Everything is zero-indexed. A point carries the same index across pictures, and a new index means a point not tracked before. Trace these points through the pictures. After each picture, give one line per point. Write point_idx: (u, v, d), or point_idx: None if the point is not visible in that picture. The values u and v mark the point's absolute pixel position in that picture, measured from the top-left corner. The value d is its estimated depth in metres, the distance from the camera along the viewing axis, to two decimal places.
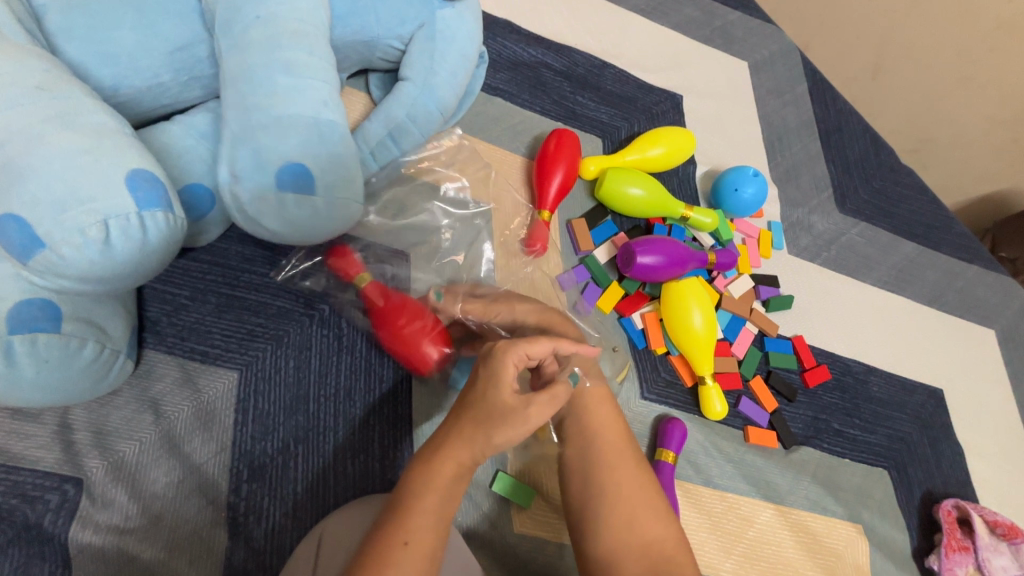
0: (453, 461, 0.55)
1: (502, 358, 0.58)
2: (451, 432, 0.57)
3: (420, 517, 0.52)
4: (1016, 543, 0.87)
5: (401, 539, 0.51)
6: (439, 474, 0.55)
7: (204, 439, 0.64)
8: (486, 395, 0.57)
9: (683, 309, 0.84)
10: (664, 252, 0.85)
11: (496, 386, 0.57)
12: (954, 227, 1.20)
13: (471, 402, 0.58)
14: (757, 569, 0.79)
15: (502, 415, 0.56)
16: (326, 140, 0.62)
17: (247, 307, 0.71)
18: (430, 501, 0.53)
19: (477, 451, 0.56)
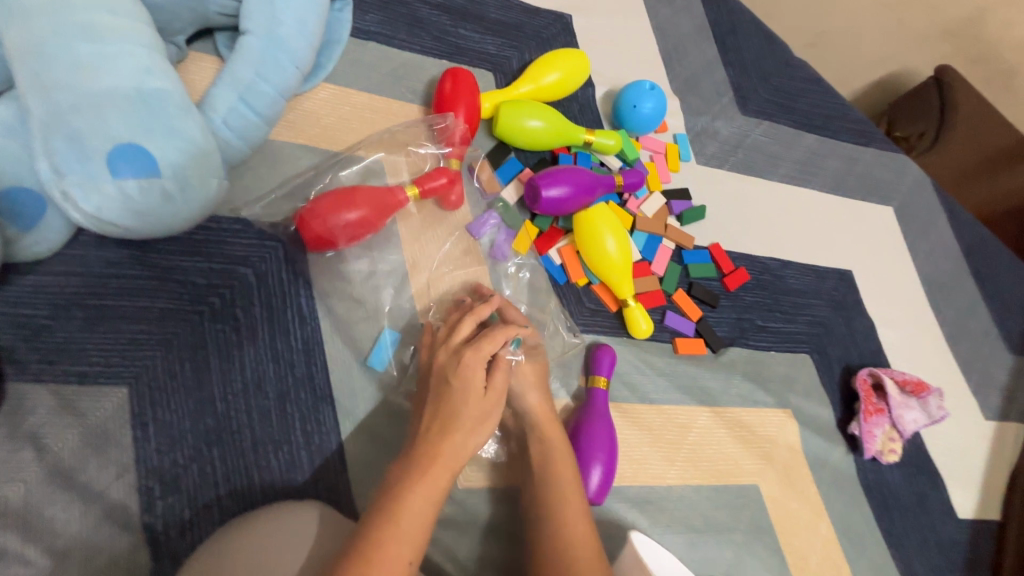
0: (439, 466, 0.58)
1: (465, 357, 0.64)
2: (436, 435, 0.60)
3: (416, 521, 0.54)
4: (923, 397, 0.95)
5: (404, 554, 0.52)
6: (433, 480, 0.57)
7: (101, 464, 0.59)
8: (461, 398, 0.62)
9: (598, 236, 0.83)
10: (570, 181, 0.82)
11: (468, 387, 0.63)
12: (849, 113, 1.24)
13: (447, 408, 0.62)
14: (700, 470, 0.83)
15: (480, 417, 0.63)
16: (159, 111, 0.53)
17: (122, 316, 0.64)
18: (423, 511, 0.55)
19: (460, 454, 0.60)
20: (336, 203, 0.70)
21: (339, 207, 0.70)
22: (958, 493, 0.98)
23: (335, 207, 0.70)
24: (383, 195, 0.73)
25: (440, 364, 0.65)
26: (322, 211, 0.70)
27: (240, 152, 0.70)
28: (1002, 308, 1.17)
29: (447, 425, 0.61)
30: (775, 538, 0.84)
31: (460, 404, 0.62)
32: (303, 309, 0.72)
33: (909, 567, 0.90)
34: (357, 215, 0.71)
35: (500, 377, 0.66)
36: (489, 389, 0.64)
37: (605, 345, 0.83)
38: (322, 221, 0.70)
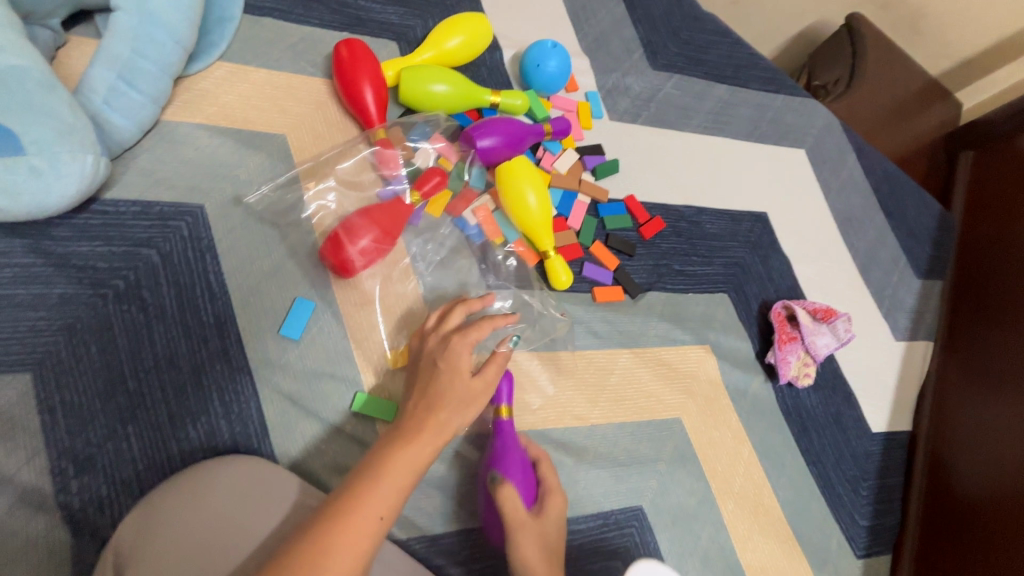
0: (423, 440, 0.59)
1: (455, 344, 0.66)
2: (423, 409, 0.61)
3: (393, 488, 0.54)
4: (832, 321, 1.02)
5: (377, 515, 0.52)
6: (417, 450, 0.58)
7: (8, 449, 0.59)
8: (448, 379, 0.64)
9: (520, 189, 0.85)
10: (500, 132, 0.86)
11: (455, 372, 0.64)
12: (758, 62, 1.28)
13: (434, 387, 0.63)
14: (623, 408, 0.88)
15: (468, 398, 0.64)
16: (15, 88, 0.53)
17: (19, 304, 0.64)
18: (402, 479, 0.56)
19: (446, 429, 0.61)
20: (350, 232, 0.76)
21: (356, 233, 0.76)
22: (870, 409, 1.05)
23: (350, 235, 0.75)
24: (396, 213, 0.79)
25: (430, 349, 0.67)
26: (341, 239, 0.75)
27: (133, 135, 0.69)
28: (909, 237, 1.25)
29: (433, 404, 0.62)
30: (698, 464, 0.89)
31: (447, 384, 0.63)
32: (213, 285, 0.72)
33: (826, 480, 0.96)
34: (371, 238, 0.76)
35: (490, 370, 0.67)
36: (479, 377, 0.66)
37: None
38: (341, 247, 0.75)
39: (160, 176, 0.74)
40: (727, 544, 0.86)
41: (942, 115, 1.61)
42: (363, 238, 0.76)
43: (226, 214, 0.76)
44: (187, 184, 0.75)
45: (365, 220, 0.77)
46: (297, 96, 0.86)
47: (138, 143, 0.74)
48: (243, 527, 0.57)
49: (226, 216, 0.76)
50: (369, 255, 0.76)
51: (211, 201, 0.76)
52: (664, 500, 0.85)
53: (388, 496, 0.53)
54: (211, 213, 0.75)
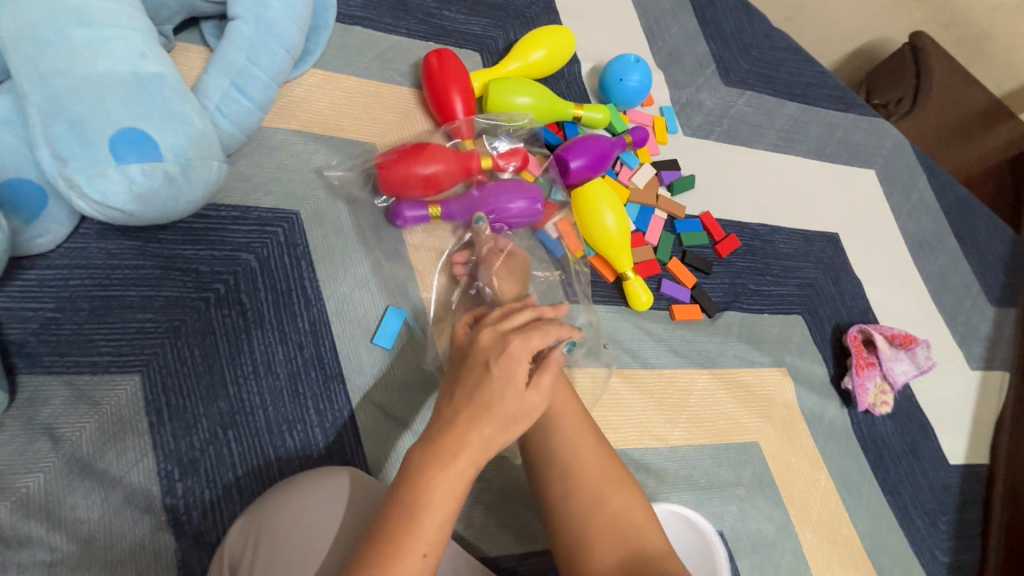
0: (464, 460, 0.52)
1: (510, 347, 0.55)
2: (460, 426, 0.52)
3: (436, 522, 0.49)
4: (911, 348, 0.99)
5: (420, 552, 0.48)
6: (454, 473, 0.51)
7: (118, 451, 0.60)
8: (500, 389, 0.53)
9: (601, 210, 0.84)
10: (587, 150, 0.85)
11: (508, 379, 0.54)
12: (828, 80, 1.26)
13: (481, 398, 0.53)
14: (703, 429, 0.86)
15: (515, 412, 0.54)
16: (155, 93, 0.54)
17: (128, 305, 0.64)
18: (443, 508, 0.50)
19: (489, 445, 0.53)
20: (414, 157, 0.75)
21: (419, 162, 0.75)
22: (947, 440, 1.02)
23: (413, 161, 0.74)
24: (461, 162, 0.77)
25: (480, 346, 0.56)
26: (402, 162, 0.75)
27: (235, 139, 0.70)
28: (982, 262, 1.22)
29: (477, 416, 0.53)
30: (777, 491, 0.87)
31: (495, 395, 0.53)
32: (308, 291, 0.72)
33: (905, 512, 0.94)
34: (432, 170, 0.75)
35: (546, 378, 0.57)
36: (531, 389, 0.55)
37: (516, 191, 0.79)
38: (396, 168, 0.74)
39: (258, 181, 0.74)
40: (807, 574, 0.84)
41: (1006, 138, 1.58)
42: (420, 167, 0.74)
43: (321, 221, 0.76)
44: (282, 190, 0.75)
45: (434, 152, 0.75)
46: (386, 104, 0.85)
47: (237, 148, 0.75)
48: (321, 537, 0.57)
49: (320, 222, 0.76)
50: (415, 191, 0.76)
51: (307, 208, 0.75)
52: (743, 526, 0.83)
53: (431, 532, 0.49)
54: (307, 220, 0.75)
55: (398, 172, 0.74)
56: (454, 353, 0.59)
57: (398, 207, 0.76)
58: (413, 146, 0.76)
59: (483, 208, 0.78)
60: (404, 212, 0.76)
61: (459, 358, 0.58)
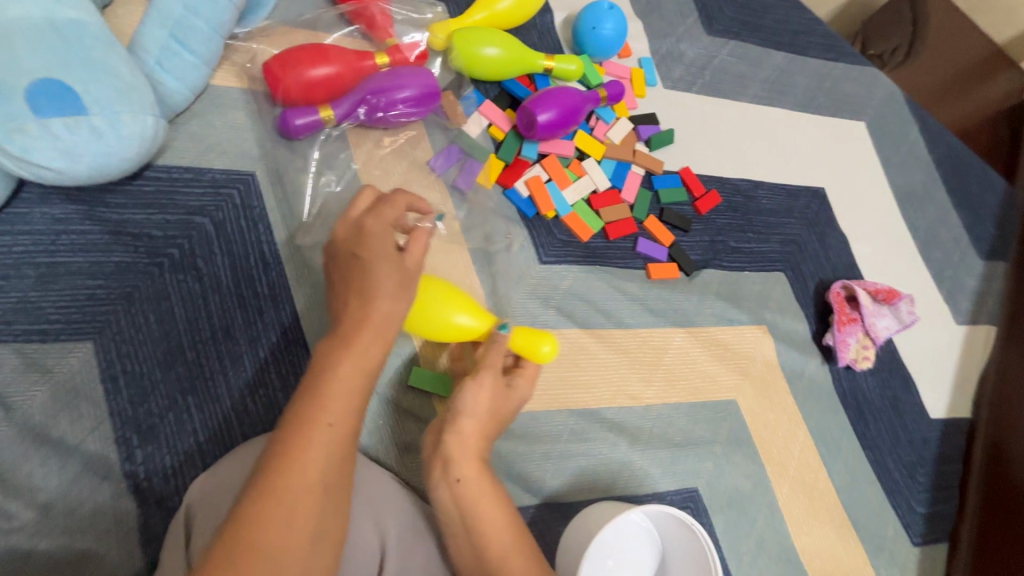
0: (364, 333, 0.53)
1: (368, 225, 0.60)
2: (354, 305, 0.55)
3: (340, 394, 0.48)
4: (894, 303, 0.98)
5: (325, 421, 0.46)
6: (358, 347, 0.52)
7: (73, 418, 0.59)
8: (379, 266, 0.57)
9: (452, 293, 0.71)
10: (555, 101, 0.81)
11: (380, 256, 0.58)
12: (817, 28, 1.20)
13: (361, 278, 0.56)
14: (678, 388, 0.85)
15: (403, 280, 0.58)
16: (75, 42, 0.52)
17: (76, 272, 0.62)
18: (352, 380, 0.50)
19: (391, 318, 0.55)
20: (303, 58, 0.73)
21: (307, 62, 0.73)
22: (930, 395, 1.01)
23: (301, 61, 0.73)
24: (355, 60, 0.76)
25: (341, 240, 0.60)
26: (286, 62, 0.72)
27: (184, 97, 0.66)
28: (972, 215, 1.19)
29: (365, 296, 0.55)
30: (754, 447, 0.86)
31: (373, 270, 0.57)
32: (266, 255, 0.70)
33: (883, 466, 0.94)
34: (323, 70, 0.73)
35: (420, 245, 0.61)
36: (406, 254, 0.60)
37: (411, 72, 0.77)
38: (283, 75, 0.72)
39: (210, 142, 0.71)
40: (782, 527, 0.84)
41: (1006, 87, 1.52)
42: (309, 69, 0.73)
43: (278, 182, 0.73)
44: (236, 150, 0.72)
45: (321, 51, 0.74)
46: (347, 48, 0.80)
47: (187, 107, 0.71)
48: None
49: (278, 184, 0.73)
50: (304, 91, 0.73)
51: (264, 170, 0.73)
52: (719, 482, 0.83)
53: (336, 403, 0.47)
54: (264, 183, 0.72)
55: (283, 77, 0.72)
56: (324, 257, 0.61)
57: (287, 116, 0.72)
58: (298, 47, 0.74)
59: (380, 99, 0.76)
60: (294, 119, 0.72)
61: (327, 262, 0.60)
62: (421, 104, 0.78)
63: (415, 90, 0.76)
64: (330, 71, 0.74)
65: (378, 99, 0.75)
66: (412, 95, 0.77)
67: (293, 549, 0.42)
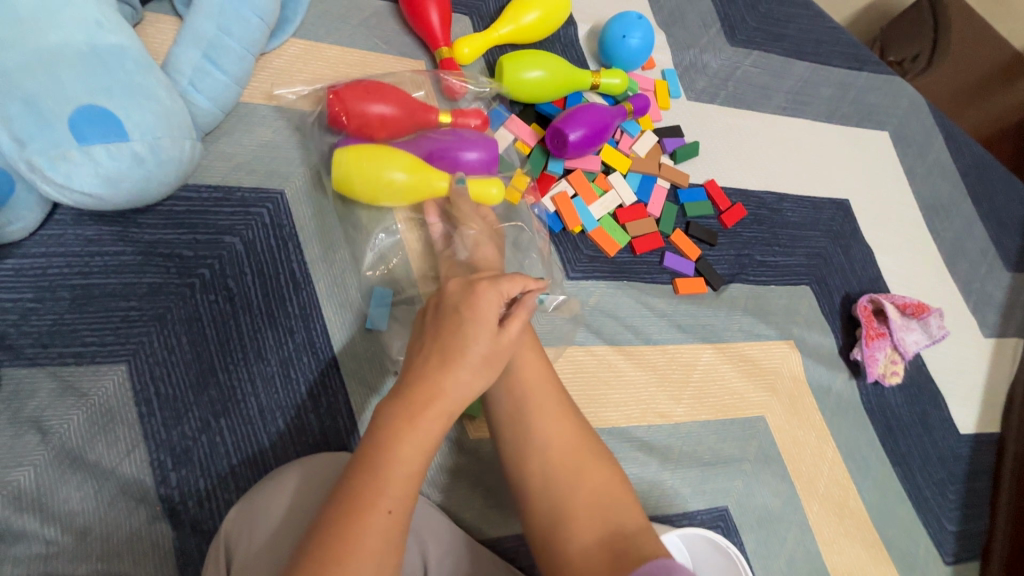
0: (434, 409, 0.51)
1: (476, 295, 0.55)
2: (434, 375, 0.52)
3: (397, 477, 0.48)
4: (924, 318, 0.96)
5: (384, 508, 0.46)
6: (423, 426, 0.50)
7: (108, 441, 0.58)
8: (472, 335, 0.53)
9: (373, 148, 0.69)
10: (583, 119, 0.80)
11: (479, 324, 0.54)
12: (840, 37, 1.19)
13: (453, 343, 0.53)
14: (707, 405, 0.84)
15: (490, 356, 0.54)
16: (116, 67, 0.52)
17: (110, 294, 0.62)
18: (411, 459, 0.49)
19: (464, 394, 0.52)
20: (366, 93, 0.71)
21: (371, 97, 0.71)
22: (958, 410, 1.00)
23: (363, 99, 0.71)
24: (416, 107, 0.74)
25: (449, 296, 0.56)
26: (350, 94, 0.71)
27: (214, 116, 0.66)
28: (998, 226, 1.17)
29: (446, 363, 0.52)
30: (783, 465, 0.85)
31: (467, 341, 0.53)
32: (296, 274, 0.70)
33: (913, 483, 0.92)
34: (385, 111, 0.71)
35: (514, 326, 0.55)
36: (502, 331, 0.54)
37: (475, 135, 0.75)
38: (347, 104, 0.70)
39: (239, 161, 0.71)
40: (813, 546, 0.83)
41: None
42: (371, 105, 0.71)
43: (307, 201, 0.73)
44: (266, 169, 0.72)
45: (386, 91, 0.73)
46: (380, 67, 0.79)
47: (216, 126, 0.71)
48: None
49: (306, 202, 0.73)
50: (361, 127, 0.71)
51: (293, 188, 0.72)
52: (749, 501, 0.82)
53: (395, 486, 0.47)
54: (294, 201, 0.72)
55: (343, 106, 0.70)
56: (422, 306, 0.58)
57: (341, 146, 0.70)
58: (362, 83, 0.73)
59: (437, 151, 0.73)
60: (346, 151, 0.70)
61: (426, 311, 0.57)
62: (477, 163, 0.74)
63: (472, 149, 0.74)
64: (392, 110, 0.72)
65: (433, 151, 0.73)
66: (469, 152, 0.74)
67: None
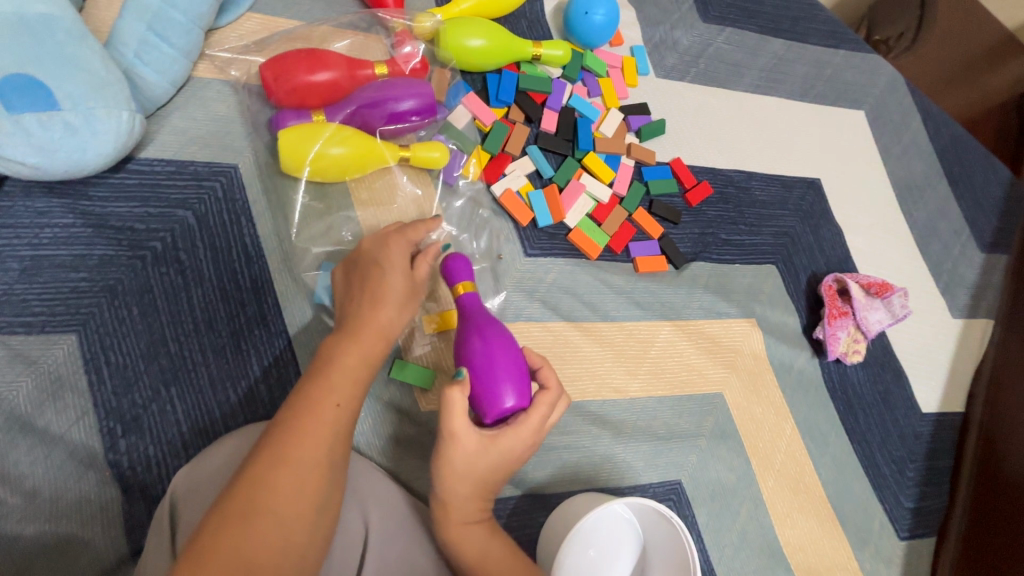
0: (370, 335, 0.58)
1: (393, 240, 0.65)
2: (365, 309, 0.59)
3: (346, 381, 0.53)
4: (887, 297, 0.97)
5: (333, 402, 0.52)
6: (363, 344, 0.57)
7: (58, 409, 0.60)
8: (392, 275, 0.62)
9: (315, 127, 0.70)
10: (504, 373, 0.61)
11: (397, 268, 0.63)
12: (817, 14, 1.18)
13: (374, 285, 0.61)
14: (663, 381, 0.85)
15: (409, 293, 0.63)
16: (48, 38, 0.55)
17: (60, 265, 0.63)
18: (354, 371, 0.55)
19: (392, 325, 0.60)
20: (295, 64, 0.71)
21: (302, 68, 0.72)
22: (921, 388, 1.00)
23: (294, 68, 0.71)
24: (349, 68, 0.74)
25: (365, 253, 0.64)
26: (281, 67, 0.71)
27: (165, 90, 0.67)
28: (974, 206, 1.16)
29: (376, 301, 0.60)
30: (740, 441, 0.86)
31: (387, 286, 0.61)
32: (249, 249, 0.71)
33: (871, 460, 0.93)
34: (318, 78, 0.72)
35: (423, 267, 0.67)
36: (416, 269, 0.66)
37: (410, 83, 0.75)
38: (278, 80, 0.71)
39: (192, 135, 0.72)
40: (766, 519, 0.85)
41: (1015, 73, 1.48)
42: (304, 74, 0.72)
43: (261, 175, 0.73)
44: (220, 144, 0.73)
45: (317, 57, 0.72)
46: (337, 37, 0.79)
47: (170, 100, 0.71)
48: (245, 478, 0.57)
49: (260, 177, 0.73)
50: (299, 98, 0.72)
51: (248, 163, 0.73)
52: (703, 475, 0.83)
53: (342, 387, 0.53)
54: (248, 176, 0.73)
55: (275, 80, 0.71)
56: (342, 264, 0.66)
57: (281, 118, 0.72)
58: (291, 51, 0.72)
59: (376, 109, 0.74)
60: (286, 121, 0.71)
61: (344, 271, 0.65)
62: (417, 113, 0.76)
63: (409, 103, 0.75)
64: (324, 77, 0.72)
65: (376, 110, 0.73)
66: (409, 103, 0.75)
67: (297, 513, 0.46)
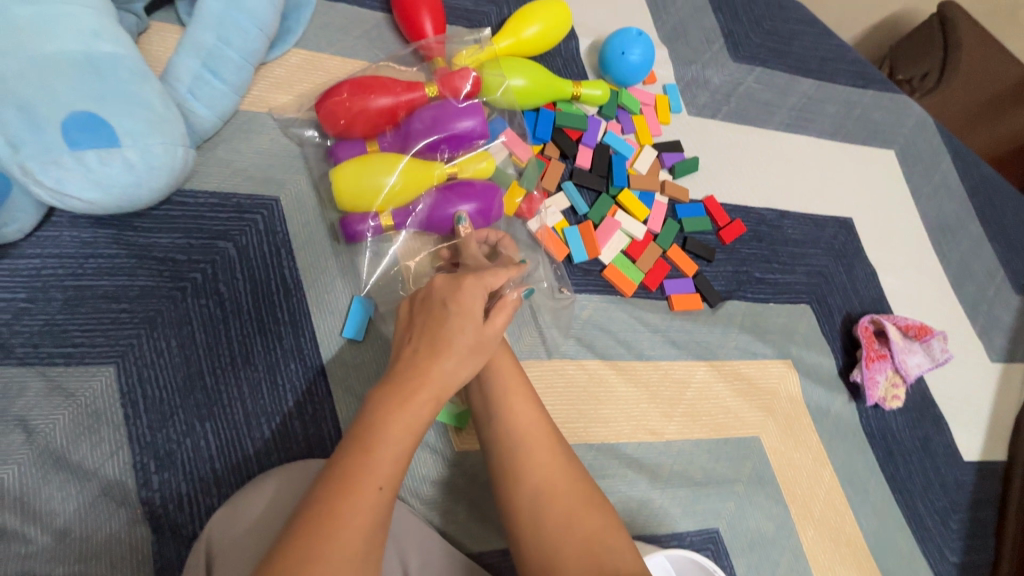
0: (424, 393, 0.51)
1: (463, 284, 0.57)
2: (420, 358, 0.53)
3: (391, 456, 0.48)
4: (926, 340, 0.95)
5: (376, 485, 0.46)
6: (413, 408, 0.50)
7: (93, 442, 0.59)
8: (456, 323, 0.55)
9: (368, 162, 0.70)
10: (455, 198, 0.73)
11: (465, 313, 0.56)
12: (846, 55, 1.19)
13: (437, 331, 0.54)
14: (700, 424, 0.83)
15: (476, 345, 0.55)
16: (111, 74, 0.56)
17: (101, 295, 0.63)
18: (398, 444, 0.48)
19: (449, 381, 0.53)
20: (353, 94, 0.72)
21: (357, 97, 0.72)
22: (962, 435, 0.97)
23: (352, 99, 0.72)
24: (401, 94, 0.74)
25: (433, 290, 0.57)
26: (341, 100, 0.72)
27: (213, 124, 0.68)
28: (1007, 248, 1.15)
29: (435, 352, 0.53)
30: (778, 487, 0.83)
31: (452, 337, 0.54)
32: (287, 281, 0.70)
33: (913, 510, 0.90)
34: (372, 107, 0.73)
35: (501, 316, 0.58)
36: (489, 322, 0.57)
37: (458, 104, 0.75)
38: (336, 111, 0.72)
39: (236, 167, 0.72)
40: (807, 571, 0.81)
41: None
42: (360, 104, 0.72)
43: (301, 208, 0.73)
44: (263, 176, 0.73)
45: (370, 85, 0.73)
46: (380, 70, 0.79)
47: (215, 133, 0.72)
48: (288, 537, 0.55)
49: (301, 210, 0.73)
50: (352, 127, 0.73)
51: (290, 196, 0.73)
52: (741, 523, 0.80)
53: (386, 465, 0.47)
54: (289, 209, 0.73)
55: (333, 112, 0.72)
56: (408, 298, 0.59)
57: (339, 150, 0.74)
58: (351, 81, 0.74)
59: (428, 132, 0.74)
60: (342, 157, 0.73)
61: (413, 304, 0.58)
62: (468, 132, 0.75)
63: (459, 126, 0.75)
64: (376, 103, 0.73)
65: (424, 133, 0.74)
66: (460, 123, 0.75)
67: None
